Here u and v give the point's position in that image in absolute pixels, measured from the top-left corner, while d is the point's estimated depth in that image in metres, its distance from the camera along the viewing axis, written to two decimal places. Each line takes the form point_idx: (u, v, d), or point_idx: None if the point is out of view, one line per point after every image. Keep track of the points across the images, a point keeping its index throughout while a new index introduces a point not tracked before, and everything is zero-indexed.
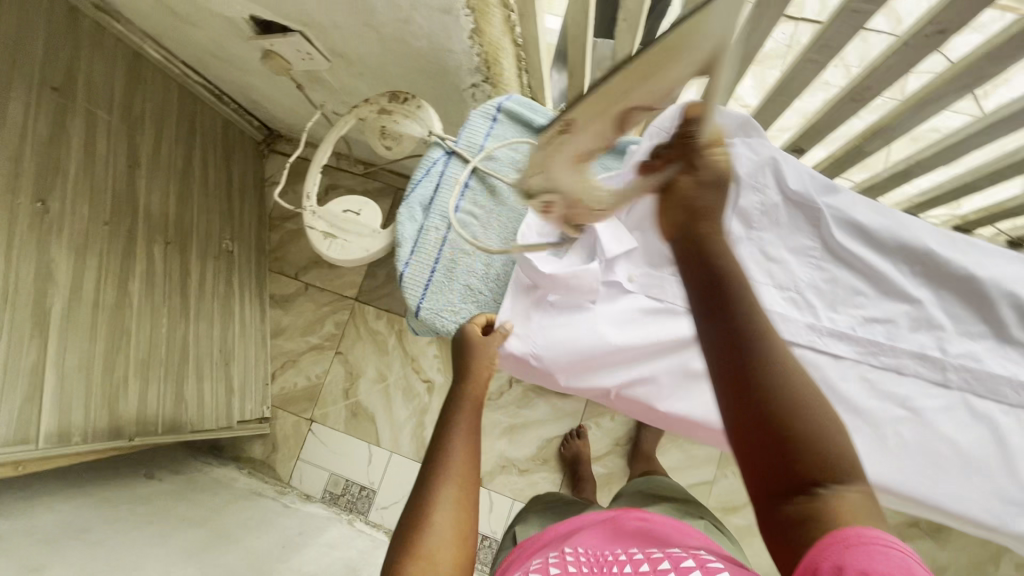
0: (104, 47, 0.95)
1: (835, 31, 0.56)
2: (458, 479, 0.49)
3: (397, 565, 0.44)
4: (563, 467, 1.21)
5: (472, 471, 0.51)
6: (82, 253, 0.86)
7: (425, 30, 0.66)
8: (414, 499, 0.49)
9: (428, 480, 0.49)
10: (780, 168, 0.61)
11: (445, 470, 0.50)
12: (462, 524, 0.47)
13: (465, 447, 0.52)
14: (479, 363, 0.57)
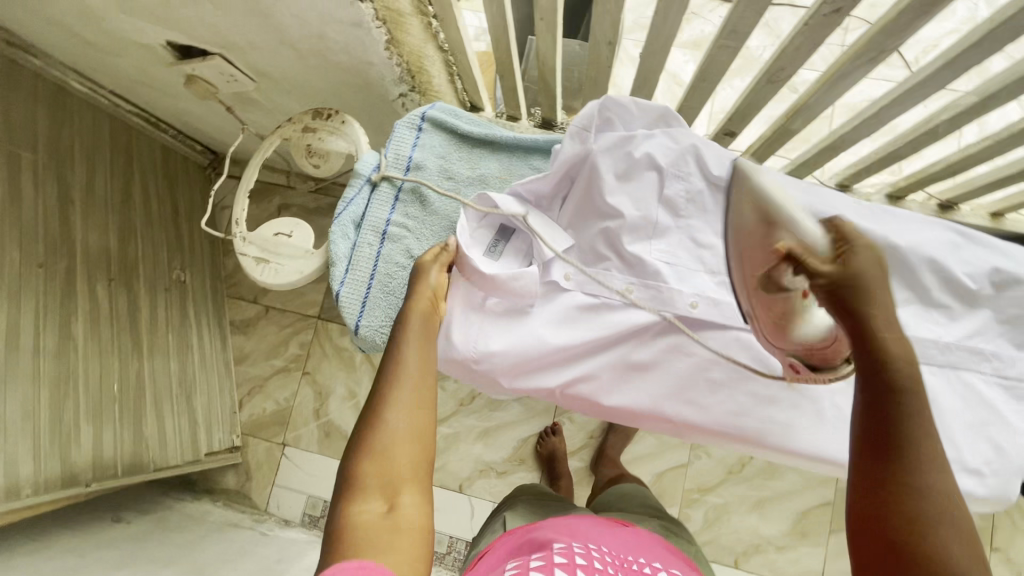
0: (21, 84, 0.91)
1: (741, 16, 0.57)
2: (413, 382, 0.51)
3: (354, 464, 0.47)
4: (540, 464, 1.22)
5: (427, 374, 0.53)
6: (16, 299, 0.83)
7: (341, 45, 0.65)
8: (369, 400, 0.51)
9: (383, 384, 0.51)
10: (701, 155, 0.61)
11: (399, 374, 0.51)
12: (418, 425, 0.49)
13: (418, 353, 0.53)
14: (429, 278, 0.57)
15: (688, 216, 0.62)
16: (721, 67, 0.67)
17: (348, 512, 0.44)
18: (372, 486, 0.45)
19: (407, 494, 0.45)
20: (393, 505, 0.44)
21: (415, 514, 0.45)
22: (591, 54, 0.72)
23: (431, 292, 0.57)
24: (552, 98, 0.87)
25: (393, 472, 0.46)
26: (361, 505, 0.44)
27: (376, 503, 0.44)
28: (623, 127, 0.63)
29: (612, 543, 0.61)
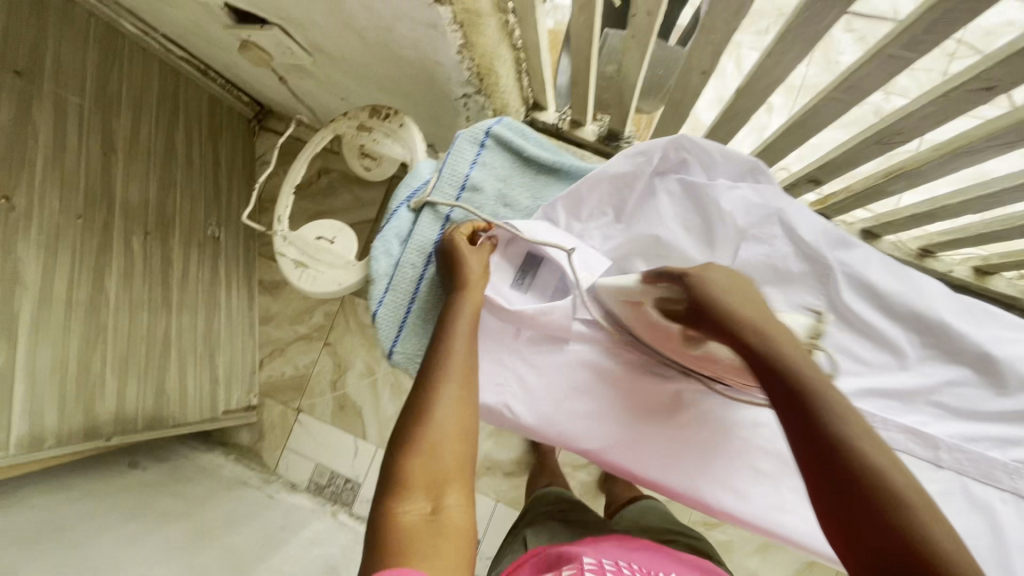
0: (73, 23, 0.87)
1: (868, 72, 0.50)
2: (459, 378, 0.49)
3: (397, 461, 0.44)
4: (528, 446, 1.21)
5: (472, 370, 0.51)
6: (52, 250, 0.82)
7: (410, 40, 0.59)
8: (413, 397, 0.49)
9: (428, 379, 0.49)
10: (788, 218, 0.54)
11: (444, 369, 0.49)
12: (462, 423, 0.47)
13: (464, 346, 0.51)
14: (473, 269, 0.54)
15: (765, 283, 0.56)
16: (826, 118, 0.59)
17: (392, 510, 0.42)
18: (418, 484, 0.43)
19: (452, 494, 0.43)
20: (439, 504, 0.42)
21: (459, 514, 0.43)
22: (679, 78, 0.65)
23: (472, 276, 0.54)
24: (623, 112, 0.80)
25: (439, 472, 0.44)
26: (403, 503, 0.42)
27: (420, 503, 0.42)
28: (702, 172, 0.57)
29: (642, 559, 0.60)
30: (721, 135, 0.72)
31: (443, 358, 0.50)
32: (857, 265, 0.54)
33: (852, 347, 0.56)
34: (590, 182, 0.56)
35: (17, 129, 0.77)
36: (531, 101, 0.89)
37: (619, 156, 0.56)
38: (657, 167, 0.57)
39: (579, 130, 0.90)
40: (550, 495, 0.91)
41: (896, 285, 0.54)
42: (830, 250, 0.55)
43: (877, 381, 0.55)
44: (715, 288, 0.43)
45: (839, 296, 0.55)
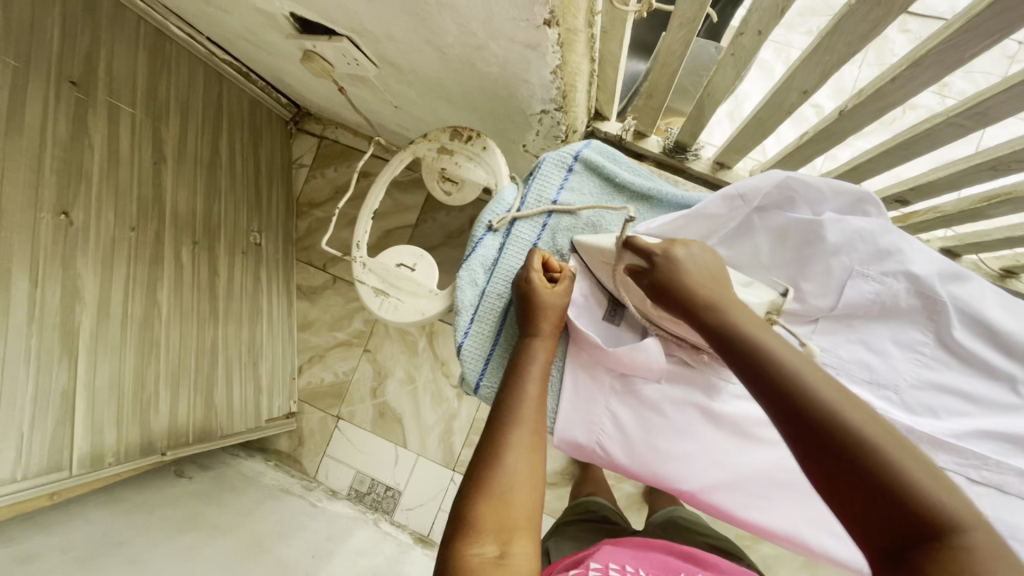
0: (124, 29, 0.85)
1: (1005, 101, 0.47)
2: (530, 423, 0.48)
3: (466, 503, 0.42)
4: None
5: (544, 420, 0.49)
6: (109, 264, 0.80)
7: (499, 58, 0.57)
8: (483, 439, 0.47)
9: (501, 424, 0.47)
10: (904, 256, 0.51)
11: (516, 416, 0.48)
12: (532, 468, 0.45)
13: (537, 390, 0.50)
14: (551, 314, 0.52)
15: (868, 318, 0.54)
16: (936, 142, 0.57)
17: (460, 553, 0.39)
18: (487, 527, 0.41)
19: (521, 541, 0.40)
20: (508, 549, 0.40)
21: (528, 563, 0.39)
22: (774, 96, 0.62)
23: (549, 321, 0.53)
24: (697, 126, 0.77)
25: (510, 516, 0.41)
26: (473, 545, 0.40)
27: (488, 546, 0.39)
28: (807, 207, 0.54)
29: (666, 563, 0.53)
30: (807, 153, 0.69)
31: (515, 402, 0.49)
32: (973, 300, 0.51)
33: (962, 385, 0.53)
34: (682, 221, 0.54)
35: (74, 141, 0.75)
36: (594, 111, 0.85)
37: (715, 197, 0.53)
38: (758, 204, 0.54)
39: (643, 141, 0.88)
40: (588, 501, 0.81)
41: (1013, 323, 0.51)
42: (944, 284, 0.51)
43: (988, 423, 0.52)
44: (681, 265, 0.48)
45: (951, 334, 0.52)
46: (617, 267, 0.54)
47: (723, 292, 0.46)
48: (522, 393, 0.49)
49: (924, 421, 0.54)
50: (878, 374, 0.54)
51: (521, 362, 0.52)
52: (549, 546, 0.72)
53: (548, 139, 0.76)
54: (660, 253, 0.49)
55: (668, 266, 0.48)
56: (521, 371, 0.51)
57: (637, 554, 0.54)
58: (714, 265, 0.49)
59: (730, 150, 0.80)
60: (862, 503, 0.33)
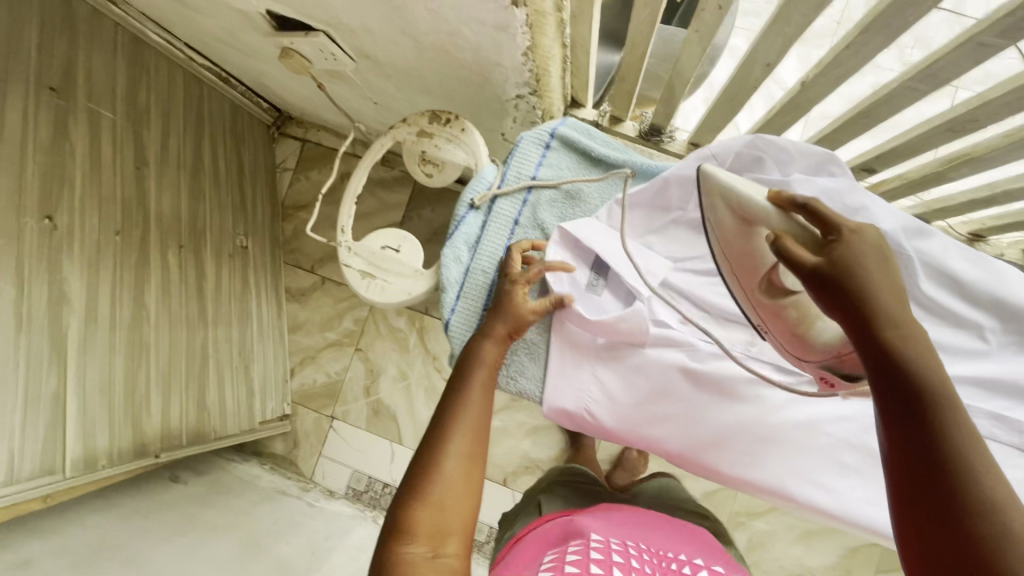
0: (101, 36, 0.85)
1: (953, 62, 0.49)
2: (471, 430, 0.49)
3: (403, 506, 0.44)
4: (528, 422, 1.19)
5: (485, 423, 0.51)
6: (95, 268, 0.81)
7: (471, 43, 0.59)
8: (424, 443, 0.49)
9: (442, 427, 0.49)
10: (870, 213, 0.53)
11: (459, 420, 0.49)
12: (469, 473, 0.47)
13: (479, 397, 0.51)
14: (507, 319, 0.55)
15: None
16: (894, 108, 0.59)
17: (393, 552, 0.41)
18: (422, 529, 0.42)
19: (452, 545, 0.42)
20: (440, 551, 0.41)
21: (458, 564, 0.41)
22: (740, 71, 0.64)
23: (505, 322, 0.55)
24: (669, 107, 0.79)
25: (444, 520, 0.43)
26: (406, 547, 0.41)
27: (422, 546, 0.41)
28: (776, 168, 0.54)
29: (659, 539, 0.57)
30: (775, 127, 0.72)
31: (458, 405, 0.50)
32: (936, 253, 0.53)
33: (932, 335, 0.55)
34: (658, 186, 0.55)
35: (55, 146, 0.76)
36: (570, 99, 0.87)
37: (689, 159, 0.54)
38: (729, 167, 0.55)
39: (619, 126, 0.90)
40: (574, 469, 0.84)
41: (976, 273, 0.53)
42: (908, 239, 0.53)
43: (958, 369, 0.54)
44: (863, 257, 0.36)
45: (919, 287, 0.54)
46: (580, 245, 0.58)
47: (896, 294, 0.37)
48: (466, 397, 0.51)
49: None
50: None
51: (470, 367, 0.53)
52: (538, 501, 0.72)
53: (525, 125, 0.78)
54: (853, 230, 0.37)
55: (846, 247, 0.37)
56: (468, 374, 0.53)
57: (631, 528, 0.57)
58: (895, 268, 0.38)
59: (704, 130, 0.82)
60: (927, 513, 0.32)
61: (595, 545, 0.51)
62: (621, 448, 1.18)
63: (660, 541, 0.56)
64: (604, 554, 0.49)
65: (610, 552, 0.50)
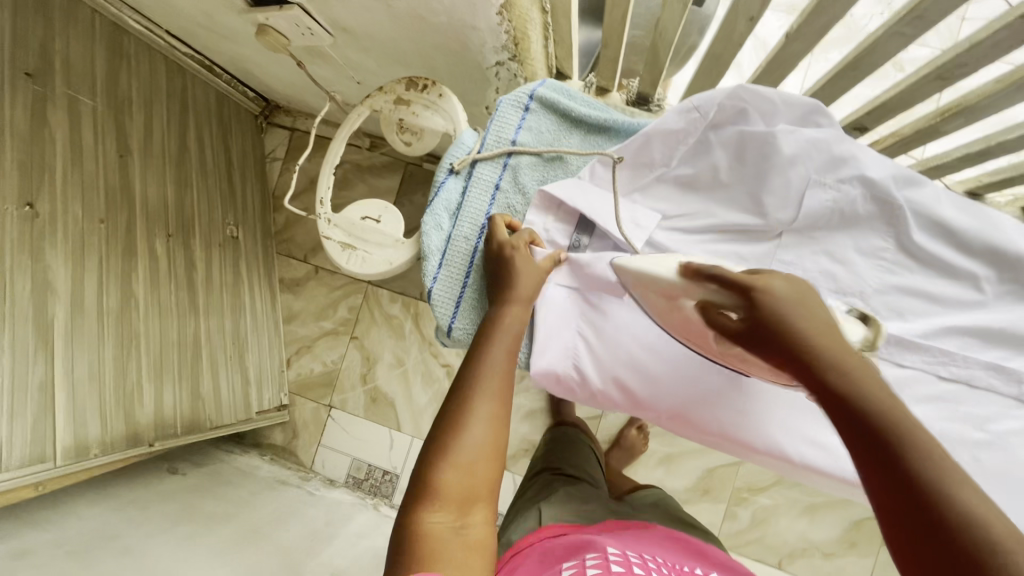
0: (78, 22, 0.84)
1: (939, 0, 0.47)
2: (497, 394, 0.46)
3: (429, 468, 0.42)
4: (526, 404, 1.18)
5: (511, 384, 0.49)
6: (80, 256, 0.80)
7: (445, 5, 0.57)
8: (448, 400, 0.47)
9: (467, 387, 0.47)
10: (858, 162, 0.51)
11: (484, 380, 0.47)
12: (497, 437, 0.45)
13: (504, 359, 0.49)
14: (524, 282, 0.52)
15: (830, 229, 0.54)
16: (882, 57, 0.57)
17: (418, 519, 0.40)
18: (450, 496, 0.41)
19: (478, 513, 0.42)
20: (466, 520, 0.41)
21: (483, 534, 0.41)
22: (723, 27, 0.62)
23: (526, 282, 0.53)
24: (655, 73, 0.77)
25: (472, 487, 0.42)
26: (433, 513, 0.40)
27: (448, 515, 0.40)
28: (761, 121, 0.53)
29: (663, 550, 0.57)
30: (763, 87, 0.70)
31: (483, 365, 0.48)
32: (927, 203, 0.52)
33: (925, 288, 0.53)
34: (641, 142, 0.54)
35: (34, 131, 0.75)
36: (555, 70, 0.86)
37: (670, 113, 0.53)
38: (713, 120, 0.53)
39: (606, 97, 0.89)
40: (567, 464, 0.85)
41: (970, 222, 0.51)
42: (898, 189, 0.52)
43: (954, 322, 0.53)
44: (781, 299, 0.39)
45: (909, 236, 0.53)
46: (563, 207, 0.58)
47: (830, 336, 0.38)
48: (490, 356, 0.48)
49: (892, 324, 0.54)
50: (842, 282, 0.55)
51: (490, 330, 0.51)
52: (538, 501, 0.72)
53: (509, 96, 0.76)
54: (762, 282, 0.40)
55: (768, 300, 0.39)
56: (492, 332, 0.50)
57: (636, 540, 0.57)
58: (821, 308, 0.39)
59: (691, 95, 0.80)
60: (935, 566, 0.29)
61: (611, 556, 0.49)
62: (620, 428, 1.17)
63: (669, 556, 0.55)
64: (625, 566, 0.48)
65: (631, 565, 0.49)
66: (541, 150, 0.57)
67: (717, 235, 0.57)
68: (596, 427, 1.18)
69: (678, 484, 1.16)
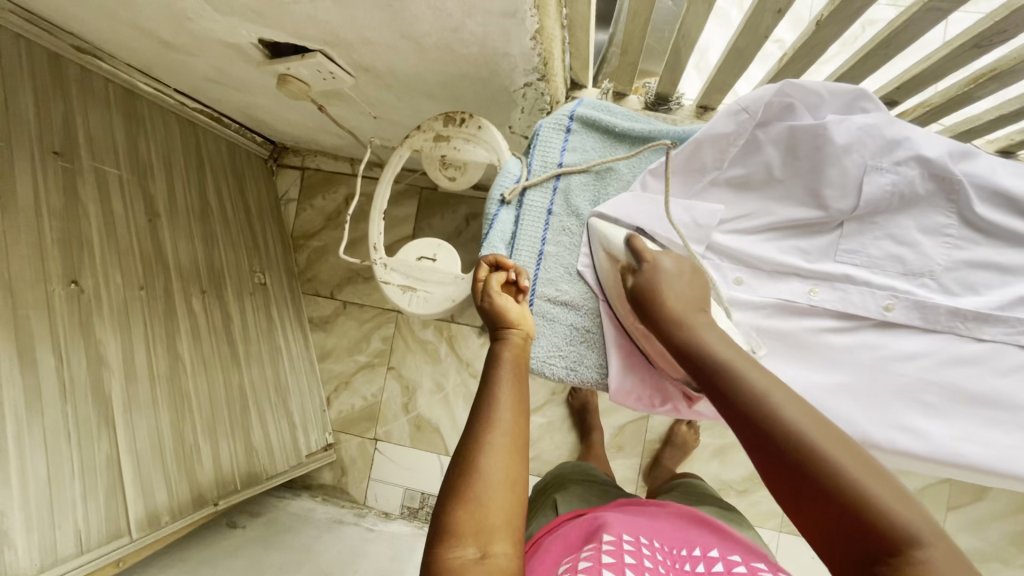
0: (95, 93, 0.84)
1: None
2: (508, 425, 0.46)
3: (445, 506, 0.42)
4: (572, 413, 1.18)
5: (523, 415, 0.48)
6: (127, 328, 0.80)
7: (476, 36, 0.58)
8: (461, 438, 0.47)
9: (477, 422, 0.46)
10: (913, 142, 0.51)
11: (494, 414, 0.47)
12: (510, 468, 0.44)
13: (511, 389, 0.49)
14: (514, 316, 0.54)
15: (890, 213, 0.54)
16: (916, 33, 0.57)
17: (441, 556, 0.40)
18: (467, 529, 0.40)
19: (501, 542, 0.40)
20: (489, 550, 0.40)
21: (508, 563, 0.40)
22: (748, 23, 0.62)
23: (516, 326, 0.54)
24: (675, 74, 0.77)
25: (488, 518, 0.41)
26: (453, 548, 0.40)
27: (469, 548, 0.40)
28: (808, 113, 0.53)
29: (669, 534, 0.54)
30: (789, 74, 0.70)
31: (490, 399, 0.48)
32: (986, 174, 0.51)
33: (994, 259, 0.54)
34: (693, 148, 0.54)
35: (68, 210, 0.75)
36: (571, 82, 0.85)
37: (719, 116, 0.52)
38: (760, 118, 0.53)
39: (623, 101, 0.89)
40: (588, 469, 0.82)
41: None
42: (956, 164, 0.52)
43: None
44: (664, 274, 0.51)
45: (973, 210, 0.52)
46: (618, 223, 0.58)
47: (692, 314, 0.49)
48: (496, 392, 0.48)
49: (965, 298, 0.54)
50: (910, 264, 0.55)
51: (494, 362, 0.51)
52: (554, 501, 0.71)
53: (533, 114, 0.77)
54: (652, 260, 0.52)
55: (654, 277, 0.51)
56: (497, 369, 0.51)
57: (639, 526, 0.54)
58: (692, 285, 0.51)
59: (711, 90, 0.80)
60: (805, 495, 0.38)
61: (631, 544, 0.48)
62: (669, 425, 1.16)
63: (682, 534, 0.55)
64: (616, 557, 0.45)
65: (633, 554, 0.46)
66: (589, 170, 0.59)
67: (776, 231, 0.58)
68: (645, 428, 1.18)
69: (735, 474, 1.15)
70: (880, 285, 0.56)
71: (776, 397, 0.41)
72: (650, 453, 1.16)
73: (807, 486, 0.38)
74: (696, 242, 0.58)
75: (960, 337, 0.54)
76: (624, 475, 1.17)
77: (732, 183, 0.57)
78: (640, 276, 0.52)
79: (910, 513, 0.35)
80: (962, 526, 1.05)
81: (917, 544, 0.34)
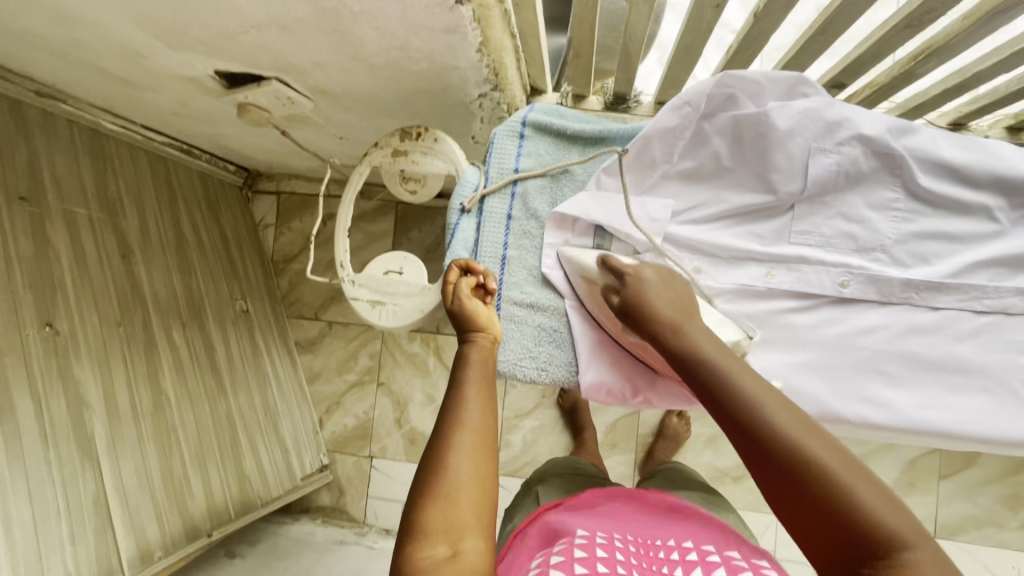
0: (59, 136, 0.85)
1: None
2: (476, 425, 0.47)
3: (415, 507, 0.43)
4: (563, 414, 1.19)
5: (493, 417, 0.49)
6: (106, 367, 0.80)
7: (424, 53, 0.59)
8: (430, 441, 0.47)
9: (445, 425, 0.47)
10: (852, 122, 0.53)
11: (462, 416, 0.48)
12: (478, 466, 0.45)
13: (478, 390, 0.49)
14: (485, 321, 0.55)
15: (838, 192, 0.56)
16: (850, 18, 0.59)
17: (411, 556, 0.40)
18: (437, 527, 0.41)
19: (471, 538, 0.41)
20: (460, 547, 0.40)
21: (480, 559, 0.40)
22: (690, 19, 0.64)
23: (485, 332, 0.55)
24: (629, 72, 0.79)
25: (458, 516, 0.42)
26: (424, 547, 0.40)
27: (439, 546, 0.40)
28: (750, 101, 0.54)
29: (640, 525, 0.55)
30: (737, 65, 0.71)
31: (456, 402, 0.48)
32: (925, 147, 0.54)
33: (942, 228, 0.55)
34: (642, 143, 0.56)
35: (38, 255, 0.75)
36: (530, 88, 0.87)
37: (664, 111, 0.54)
38: (704, 111, 0.55)
39: (583, 102, 0.90)
40: (574, 463, 0.82)
41: (968, 157, 0.54)
42: (896, 140, 0.54)
43: (977, 255, 0.55)
44: (648, 286, 0.52)
45: (917, 183, 0.54)
46: (577, 222, 0.60)
47: (683, 317, 0.50)
48: (462, 394, 0.49)
49: (918, 269, 0.56)
50: (862, 241, 0.56)
51: (459, 366, 0.52)
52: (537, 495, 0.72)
53: (493, 122, 0.78)
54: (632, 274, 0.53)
55: (638, 290, 0.52)
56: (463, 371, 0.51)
57: (610, 519, 0.55)
58: (679, 288, 0.53)
59: (666, 85, 0.82)
60: (797, 501, 0.39)
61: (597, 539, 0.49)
62: (660, 418, 1.17)
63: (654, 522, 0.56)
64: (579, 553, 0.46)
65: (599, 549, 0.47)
66: (545, 174, 0.60)
67: (732, 218, 0.59)
68: (637, 422, 1.18)
69: (729, 461, 1.16)
70: (835, 263, 0.57)
71: (768, 404, 0.42)
72: (644, 447, 1.17)
73: (799, 493, 0.39)
74: (656, 234, 0.58)
75: (917, 307, 0.56)
76: (619, 471, 1.17)
77: (686, 176, 0.58)
78: (625, 291, 0.53)
79: (898, 519, 0.36)
80: (954, 493, 1.06)
81: (898, 544, 0.35)
